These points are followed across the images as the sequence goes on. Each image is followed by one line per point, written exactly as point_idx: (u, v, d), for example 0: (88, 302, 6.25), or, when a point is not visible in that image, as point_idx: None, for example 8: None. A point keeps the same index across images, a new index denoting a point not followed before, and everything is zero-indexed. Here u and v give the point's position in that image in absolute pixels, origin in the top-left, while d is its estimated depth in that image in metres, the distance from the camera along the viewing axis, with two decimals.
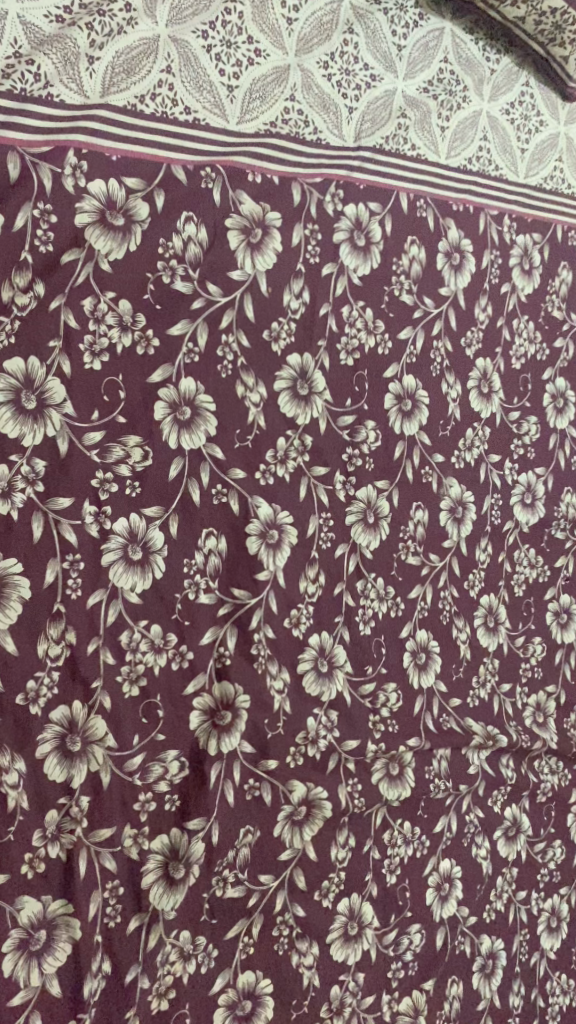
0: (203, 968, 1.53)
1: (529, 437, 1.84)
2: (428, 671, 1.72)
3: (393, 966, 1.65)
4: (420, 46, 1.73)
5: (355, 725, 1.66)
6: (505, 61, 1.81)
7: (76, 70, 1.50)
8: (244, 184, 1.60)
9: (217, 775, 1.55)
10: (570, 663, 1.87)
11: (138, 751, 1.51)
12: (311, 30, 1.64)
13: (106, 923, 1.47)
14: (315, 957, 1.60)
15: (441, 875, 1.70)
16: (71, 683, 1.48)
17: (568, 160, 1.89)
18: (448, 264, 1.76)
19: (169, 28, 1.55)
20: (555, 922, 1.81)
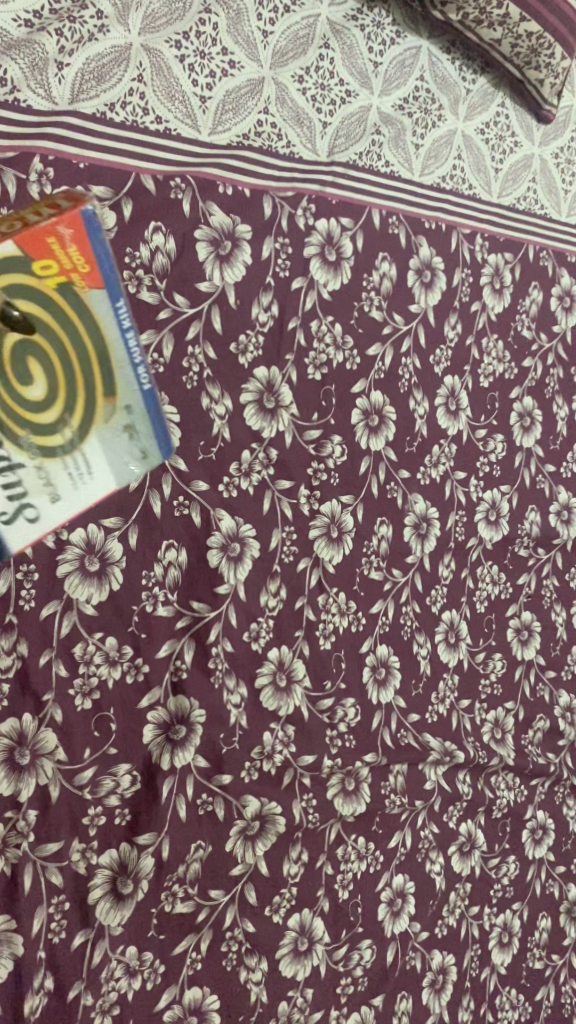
0: (149, 984, 1.51)
1: (495, 455, 1.83)
2: (388, 686, 1.72)
3: (342, 981, 1.64)
4: (396, 64, 1.72)
5: (311, 741, 1.65)
6: (481, 81, 1.81)
7: (44, 75, 1.48)
8: (214, 196, 1.58)
9: (169, 790, 1.54)
10: (530, 681, 1.87)
11: (88, 766, 1.49)
12: (287, 43, 1.63)
13: (49, 938, 1.46)
14: (263, 972, 1.58)
15: (394, 890, 1.69)
16: (22, 696, 1.46)
17: (541, 181, 1.90)
18: (418, 280, 1.75)
19: (141, 37, 1.53)
20: (507, 937, 1.80)
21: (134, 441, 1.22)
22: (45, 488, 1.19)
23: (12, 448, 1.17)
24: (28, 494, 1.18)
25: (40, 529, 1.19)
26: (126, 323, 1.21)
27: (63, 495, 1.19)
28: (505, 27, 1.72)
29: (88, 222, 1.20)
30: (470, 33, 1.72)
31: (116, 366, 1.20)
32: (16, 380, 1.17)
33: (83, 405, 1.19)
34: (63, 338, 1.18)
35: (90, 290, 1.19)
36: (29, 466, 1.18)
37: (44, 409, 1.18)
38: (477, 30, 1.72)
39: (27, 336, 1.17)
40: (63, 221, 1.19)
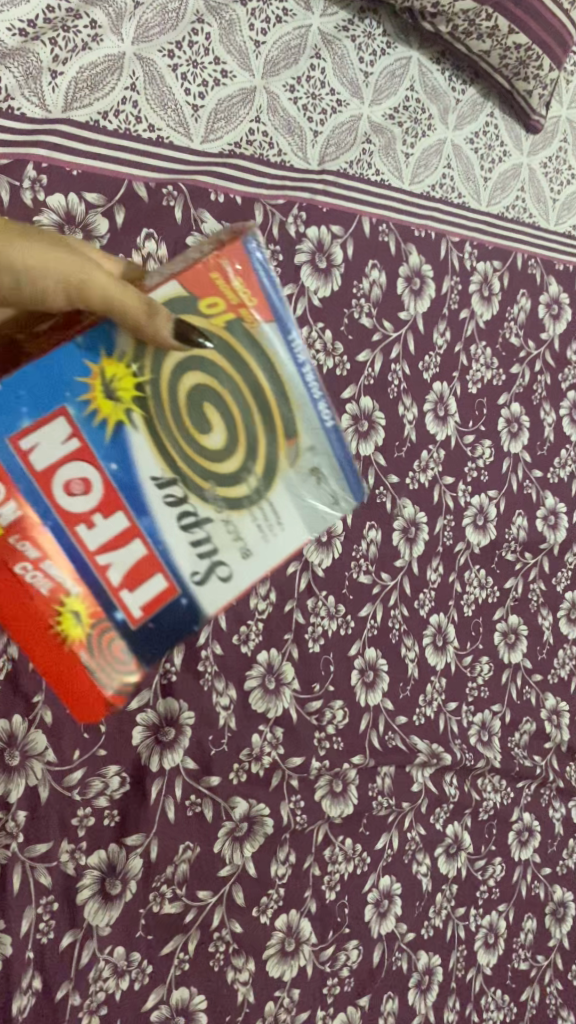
0: (137, 984, 1.52)
1: (483, 460, 1.85)
2: (376, 689, 1.73)
3: (328, 981, 1.65)
4: (387, 74, 1.74)
5: (299, 743, 1.66)
6: (470, 91, 1.82)
7: (38, 83, 1.49)
8: (206, 203, 1.60)
9: (158, 791, 1.55)
10: (516, 684, 1.89)
11: (78, 767, 1.51)
12: (279, 53, 1.65)
13: (38, 938, 1.47)
14: (250, 972, 1.59)
15: (381, 891, 1.71)
16: (12, 697, 1.47)
17: (529, 190, 1.92)
18: (408, 288, 1.76)
19: (134, 46, 1.55)
20: (492, 938, 1.82)
21: (322, 484, 1.32)
22: (235, 542, 1.30)
23: (197, 502, 1.29)
24: (218, 551, 1.30)
25: (232, 587, 1.31)
26: (302, 360, 1.31)
27: (253, 547, 1.31)
28: (494, 39, 1.72)
29: (253, 254, 1.30)
30: (460, 44, 1.74)
31: (296, 407, 1.31)
32: (197, 430, 1.29)
33: (265, 450, 1.30)
34: (241, 384, 1.29)
35: (262, 328, 1.29)
36: (217, 519, 1.29)
37: (224, 457, 1.29)
38: (467, 43, 1.73)
39: (203, 383, 1.29)
40: (226, 254, 1.29)
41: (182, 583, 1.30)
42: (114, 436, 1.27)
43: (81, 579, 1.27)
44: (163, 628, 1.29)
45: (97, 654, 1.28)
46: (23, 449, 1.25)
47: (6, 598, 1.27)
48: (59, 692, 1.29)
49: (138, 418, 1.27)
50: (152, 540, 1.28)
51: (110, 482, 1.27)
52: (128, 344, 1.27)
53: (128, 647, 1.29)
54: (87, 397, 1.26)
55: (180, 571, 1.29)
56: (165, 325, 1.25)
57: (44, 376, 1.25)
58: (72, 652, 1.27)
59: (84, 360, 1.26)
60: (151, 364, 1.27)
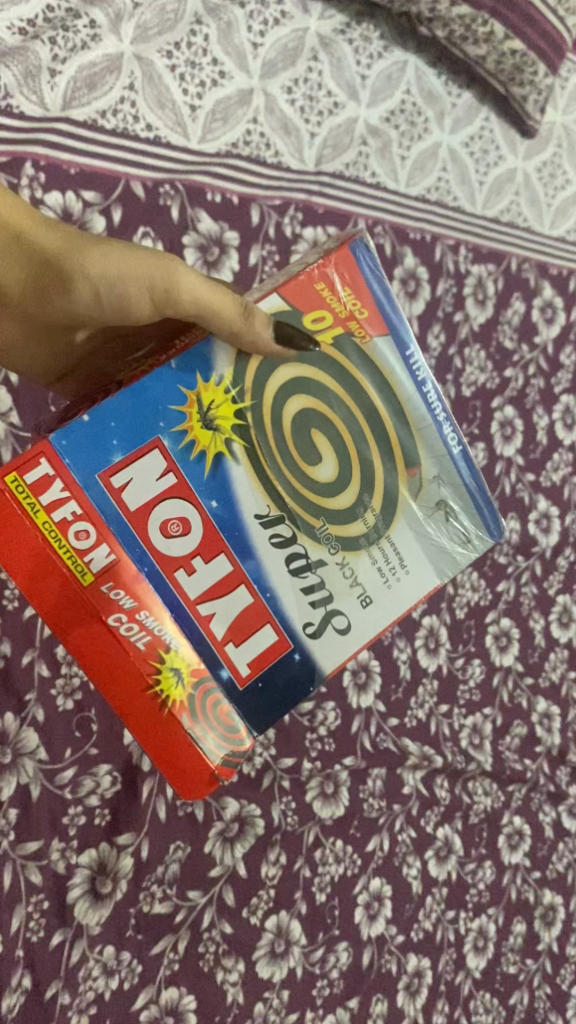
0: (126, 984, 1.52)
1: (476, 463, 1.85)
2: (368, 691, 1.74)
3: (318, 984, 1.64)
4: (383, 78, 1.74)
5: (291, 743, 1.67)
6: (466, 95, 1.83)
7: (37, 82, 1.50)
8: (202, 202, 1.60)
9: (149, 791, 1.56)
10: (508, 688, 1.89)
11: (69, 765, 1.52)
12: (276, 55, 1.65)
13: (28, 937, 1.47)
14: (240, 974, 1.59)
15: (371, 893, 1.71)
16: (4, 696, 1.49)
17: (525, 195, 1.92)
18: (403, 290, 1.77)
19: (133, 46, 1.55)
20: (482, 942, 1.81)
21: (450, 520, 1.28)
22: (353, 588, 1.26)
23: (309, 541, 1.25)
24: (334, 597, 1.26)
25: (351, 636, 1.27)
26: (420, 379, 1.26)
27: (373, 589, 1.27)
28: (490, 45, 1.73)
29: (362, 264, 1.24)
30: (457, 48, 1.74)
31: (413, 435, 1.26)
32: (308, 464, 1.25)
33: (382, 479, 1.26)
34: (357, 413, 1.25)
35: (373, 348, 1.25)
36: (331, 561, 1.26)
37: (337, 490, 1.26)
38: (464, 47, 1.74)
39: (314, 415, 1.25)
40: (333, 266, 1.24)
41: (294, 636, 1.26)
42: (214, 471, 1.22)
43: (180, 632, 1.24)
44: (269, 685, 1.26)
45: (198, 716, 1.24)
46: (115, 486, 1.21)
47: (95, 654, 1.23)
48: (155, 753, 1.24)
49: (238, 449, 1.23)
50: (259, 588, 1.25)
51: (211, 521, 1.23)
52: (225, 367, 1.23)
53: (233, 705, 1.26)
54: (184, 426, 1.22)
55: (291, 620, 1.26)
56: (263, 326, 1.20)
57: (139, 408, 1.21)
58: (172, 713, 1.23)
59: (177, 387, 1.21)
60: (253, 388, 1.23)
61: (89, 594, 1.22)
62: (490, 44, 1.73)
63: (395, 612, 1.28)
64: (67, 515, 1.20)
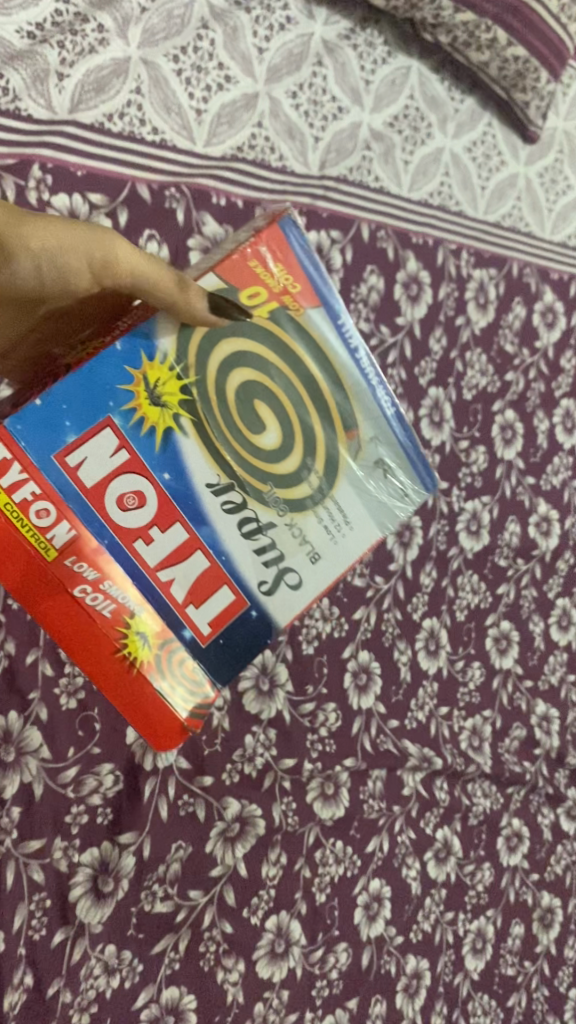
0: (127, 982, 1.53)
1: (477, 466, 1.86)
2: (368, 693, 1.75)
3: (318, 984, 1.66)
4: (387, 83, 1.76)
5: (292, 744, 1.68)
6: (469, 101, 1.84)
7: (45, 85, 1.51)
8: (207, 206, 1.61)
9: (151, 790, 1.57)
10: (507, 691, 1.90)
11: (72, 764, 1.53)
12: (281, 60, 1.67)
13: (30, 935, 1.48)
14: (240, 974, 1.60)
15: (370, 894, 1.72)
16: (8, 694, 1.50)
17: (526, 200, 1.93)
18: (405, 294, 1.78)
19: (140, 51, 1.57)
20: (480, 943, 1.82)
21: (388, 476, 1.33)
22: (302, 547, 1.31)
23: (258, 506, 1.30)
24: (285, 555, 1.31)
25: (303, 591, 1.32)
26: (353, 346, 1.31)
27: (321, 547, 1.32)
28: (493, 50, 1.74)
29: (291, 238, 1.29)
30: (460, 54, 1.76)
31: (349, 399, 1.31)
32: (252, 433, 1.29)
33: (322, 443, 1.31)
34: (296, 382, 1.30)
35: (307, 318, 1.29)
36: (281, 523, 1.31)
37: (281, 456, 1.30)
38: (467, 53, 1.75)
39: (255, 385, 1.29)
40: (264, 242, 1.28)
41: (250, 595, 1.31)
42: (165, 444, 1.26)
43: (142, 600, 1.28)
44: (231, 642, 1.32)
45: (168, 675, 1.29)
46: (70, 465, 1.25)
47: (63, 626, 1.27)
48: (128, 716, 1.29)
49: (187, 422, 1.27)
50: (214, 553, 1.29)
51: (164, 492, 1.27)
52: (168, 342, 1.26)
53: (198, 662, 1.31)
54: (132, 404, 1.25)
55: (248, 580, 1.31)
56: (198, 299, 1.24)
57: (90, 388, 1.24)
58: (142, 676, 1.28)
59: (125, 366, 1.25)
60: (196, 362, 1.27)
61: (51, 569, 1.26)
62: (493, 49, 1.74)
63: (343, 566, 1.33)
64: (26, 494, 1.24)
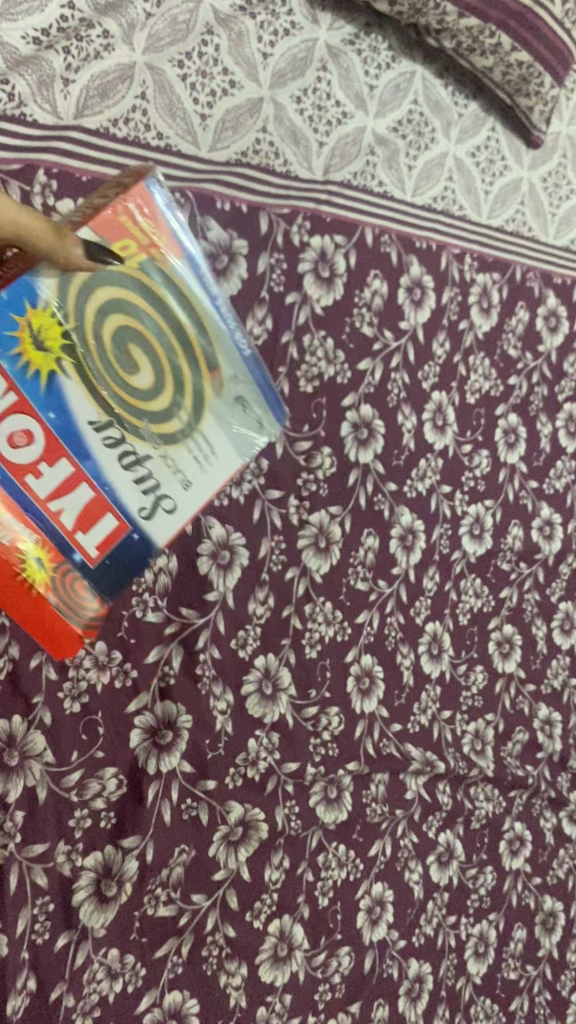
0: (130, 986, 1.53)
1: (479, 469, 1.87)
2: (371, 697, 1.75)
3: (320, 988, 1.66)
4: (391, 88, 1.76)
5: (295, 748, 1.68)
6: (473, 106, 1.84)
7: (51, 91, 1.52)
8: (212, 211, 1.62)
9: (155, 794, 1.57)
10: (510, 694, 1.90)
11: (76, 767, 1.53)
12: (285, 65, 1.67)
13: (33, 939, 1.48)
14: (243, 977, 1.60)
15: (373, 898, 1.72)
16: (12, 698, 1.49)
17: (529, 204, 1.93)
18: (409, 298, 1.78)
19: (145, 56, 1.57)
20: (482, 947, 1.83)
21: (247, 411, 1.39)
22: (176, 476, 1.37)
23: (134, 442, 1.35)
24: (161, 485, 1.37)
25: (179, 516, 1.39)
26: (213, 292, 1.36)
27: (193, 477, 1.38)
28: (497, 56, 1.74)
29: (155, 193, 1.32)
30: (464, 59, 1.76)
31: (214, 341, 1.36)
32: (126, 373, 1.33)
33: (190, 382, 1.36)
34: (164, 325, 1.34)
35: (172, 266, 1.34)
36: (156, 456, 1.36)
37: (154, 395, 1.35)
38: (470, 58, 1.75)
39: (127, 328, 1.33)
40: (132, 198, 1.32)
41: (132, 520, 1.37)
42: (49, 384, 1.30)
43: (34, 533, 1.32)
44: (121, 563, 1.38)
45: (63, 594, 1.35)
46: None
47: None
48: (32, 633, 1.35)
49: (68, 364, 1.31)
50: (98, 484, 1.34)
51: (49, 430, 1.31)
52: (49, 288, 1.29)
53: (89, 583, 1.36)
54: (18, 348, 1.29)
55: (129, 508, 1.36)
56: (76, 248, 1.26)
57: None
58: (41, 597, 1.33)
59: (10, 310, 1.28)
60: (74, 307, 1.30)
61: None
62: (496, 55, 1.74)
63: (213, 492, 1.39)
64: None
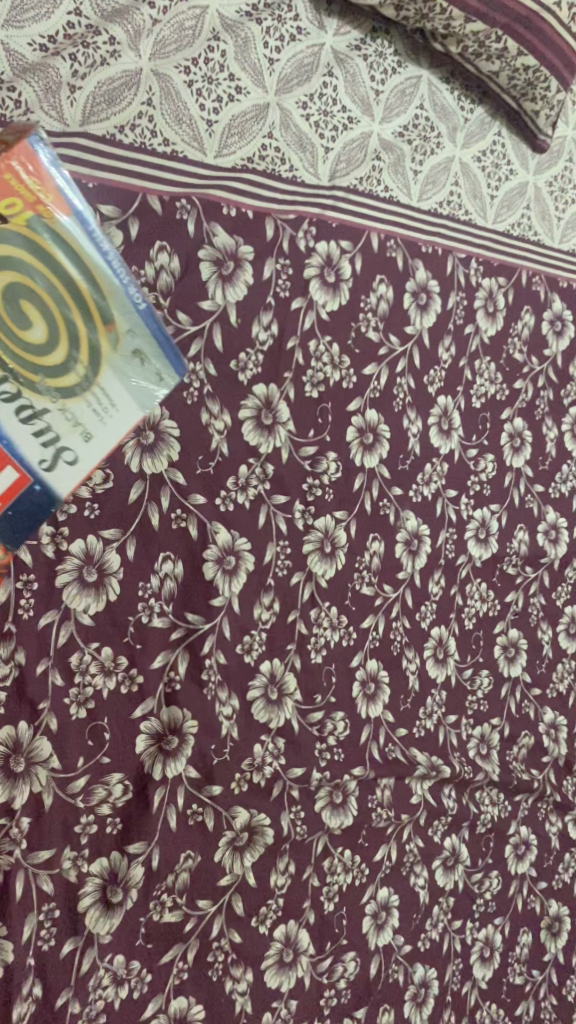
0: (136, 993, 1.53)
1: (485, 474, 1.86)
2: (376, 701, 1.74)
3: (326, 994, 1.66)
4: (397, 93, 1.76)
5: (301, 754, 1.68)
6: (479, 110, 1.84)
7: (57, 98, 1.52)
8: (218, 216, 1.61)
9: (160, 800, 1.57)
10: (515, 699, 1.90)
11: (82, 773, 1.53)
12: (292, 70, 1.67)
13: (39, 945, 1.48)
14: (248, 983, 1.60)
15: (379, 904, 1.71)
16: (18, 704, 1.49)
17: (535, 208, 1.93)
18: (414, 303, 1.78)
19: (151, 62, 1.57)
20: (488, 952, 1.82)
21: (145, 365, 1.40)
22: (75, 428, 1.40)
23: (31, 396, 1.38)
24: (61, 437, 1.40)
25: (81, 465, 1.42)
26: (104, 246, 1.36)
27: (93, 428, 1.41)
28: (502, 61, 1.75)
29: (39, 150, 1.33)
30: (469, 64, 1.76)
31: (107, 297, 1.37)
32: (20, 328, 1.37)
33: (85, 338, 1.38)
34: (57, 283, 1.36)
35: (60, 222, 1.35)
36: (53, 409, 1.39)
37: (49, 351, 1.38)
38: (476, 63, 1.75)
39: (21, 287, 1.36)
40: (15, 155, 1.33)
41: (32, 470, 1.41)
42: None
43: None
44: (29, 508, 1.42)
45: None
46: None
47: None
48: None
49: None
50: None
51: None
52: None
53: None
54: None
55: (29, 458, 1.40)
56: None
57: None
58: None
59: None
60: None
61: None
62: (502, 60, 1.74)
63: (113, 442, 1.42)
64: None
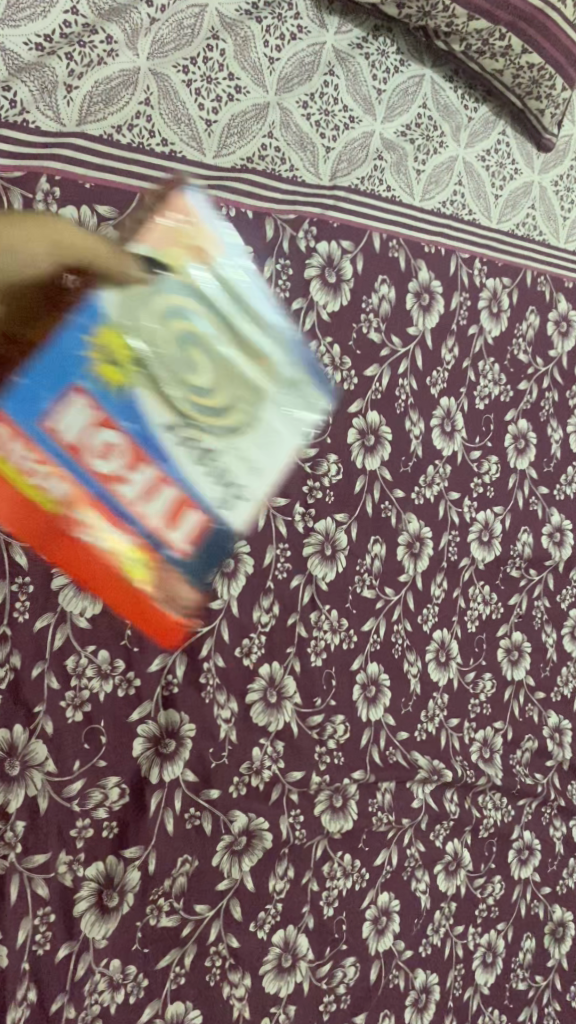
0: (132, 998, 1.52)
1: (489, 476, 1.84)
2: (377, 705, 1.73)
3: (325, 998, 1.65)
4: (399, 92, 1.75)
5: (300, 757, 1.66)
6: (484, 109, 1.83)
7: (53, 97, 1.53)
8: (216, 217, 1.62)
9: (157, 804, 1.55)
10: (519, 702, 1.88)
11: (77, 777, 1.51)
12: (292, 70, 1.66)
13: (34, 950, 1.47)
14: (246, 988, 1.59)
15: (379, 908, 1.70)
16: (13, 707, 1.49)
17: (541, 209, 1.91)
18: (417, 303, 1.76)
19: (149, 62, 1.57)
20: (490, 957, 1.80)
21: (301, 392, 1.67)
22: (232, 490, 1.62)
23: (201, 435, 1.60)
24: (233, 476, 1.62)
25: None
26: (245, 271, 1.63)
27: (255, 466, 1.64)
28: (508, 58, 1.73)
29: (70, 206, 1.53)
30: (472, 62, 1.75)
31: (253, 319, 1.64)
32: (188, 374, 1.60)
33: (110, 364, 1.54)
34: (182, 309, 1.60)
35: (217, 262, 1.62)
36: (220, 445, 1.62)
37: (206, 393, 1.61)
38: (480, 61, 1.74)
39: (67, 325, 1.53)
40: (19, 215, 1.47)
41: (215, 515, 1.61)
42: (122, 397, 1.56)
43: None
44: (209, 553, 1.61)
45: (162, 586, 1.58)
46: (51, 428, 1.53)
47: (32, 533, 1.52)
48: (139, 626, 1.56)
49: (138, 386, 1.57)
50: (179, 485, 1.59)
51: (130, 437, 1.56)
52: (107, 303, 1.56)
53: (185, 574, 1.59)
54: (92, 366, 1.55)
55: (210, 503, 1.61)
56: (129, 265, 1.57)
57: (53, 362, 1.53)
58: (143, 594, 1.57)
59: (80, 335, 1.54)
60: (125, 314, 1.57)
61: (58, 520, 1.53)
62: (507, 57, 1.73)
63: None
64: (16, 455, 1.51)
